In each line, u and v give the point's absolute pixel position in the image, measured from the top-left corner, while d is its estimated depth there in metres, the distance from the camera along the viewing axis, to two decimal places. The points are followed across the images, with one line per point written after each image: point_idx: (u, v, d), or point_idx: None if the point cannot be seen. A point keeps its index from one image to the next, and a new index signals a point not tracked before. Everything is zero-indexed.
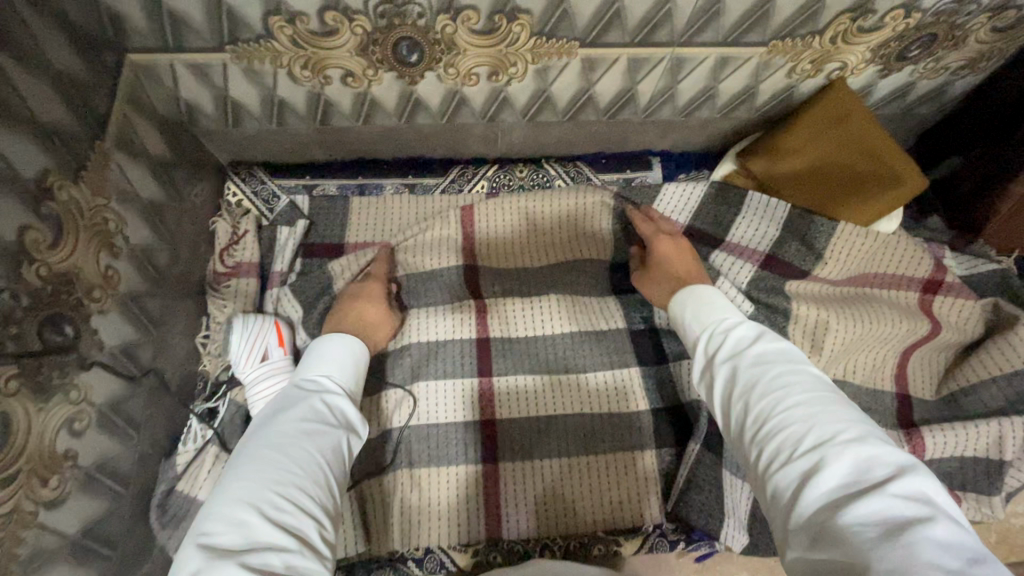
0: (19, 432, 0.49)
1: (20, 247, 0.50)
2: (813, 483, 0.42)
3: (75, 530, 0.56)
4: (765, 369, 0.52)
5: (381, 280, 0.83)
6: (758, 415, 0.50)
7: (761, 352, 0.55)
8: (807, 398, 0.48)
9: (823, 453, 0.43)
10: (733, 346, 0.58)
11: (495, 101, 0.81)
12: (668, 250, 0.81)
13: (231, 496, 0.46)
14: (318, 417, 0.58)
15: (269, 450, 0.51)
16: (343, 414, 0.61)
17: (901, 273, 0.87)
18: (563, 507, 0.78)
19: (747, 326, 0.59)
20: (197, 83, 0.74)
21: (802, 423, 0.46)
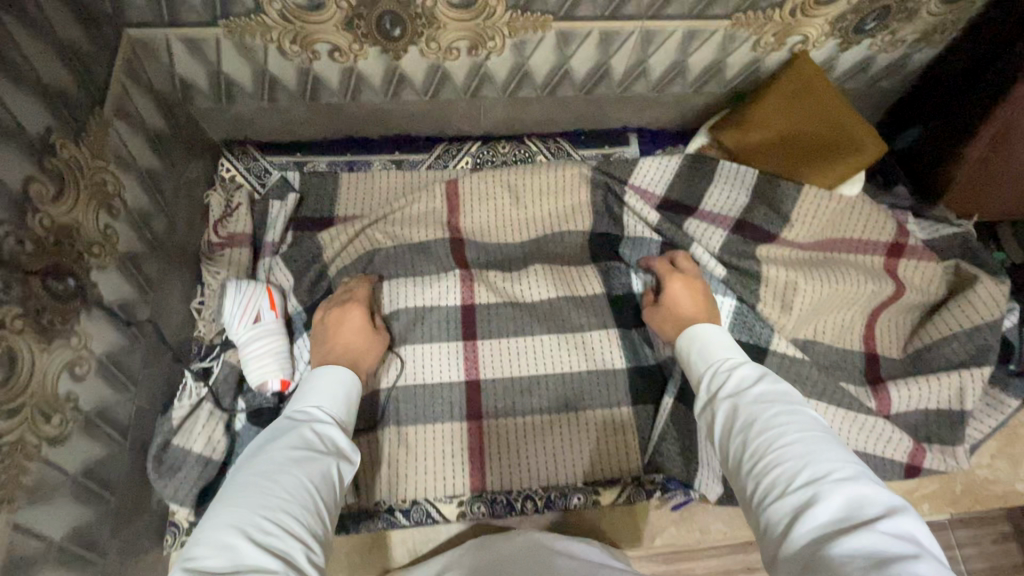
0: (25, 368, 0.53)
1: (25, 196, 0.54)
2: (805, 516, 0.42)
3: (75, 471, 0.59)
4: (765, 407, 0.53)
5: (362, 306, 0.81)
6: (755, 449, 0.50)
7: (762, 390, 0.56)
8: (805, 435, 0.49)
9: (816, 488, 0.44)
10: (736, 382, 0.59)
11: (476, 76, 0.86)
12: (684, 297, 0.80)
13: (219, 519, 0.44)
14: (309, 444, 0.56)
15: (261, 477, 0.50)
16: (335, 441, 0.59)
17: (866, 237, 0.91)
18: (544, 460, 0.82)
19: (750, 366, 0.60)
20: (192, 58, 0.78)
21: (797, 459, 0.47)
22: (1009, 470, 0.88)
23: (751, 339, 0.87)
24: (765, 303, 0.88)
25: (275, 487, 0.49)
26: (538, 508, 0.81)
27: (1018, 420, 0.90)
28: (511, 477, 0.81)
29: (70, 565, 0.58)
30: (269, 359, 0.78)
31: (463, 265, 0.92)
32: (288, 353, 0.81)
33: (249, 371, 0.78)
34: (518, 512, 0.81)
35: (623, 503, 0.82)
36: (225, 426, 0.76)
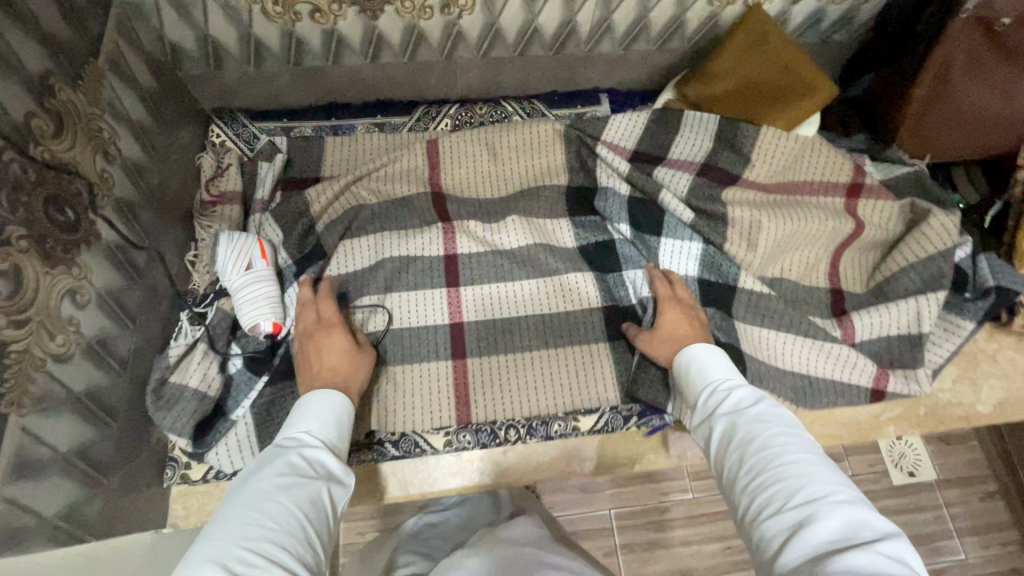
0: (30, 285, 0.57)
1: (27, 129, 0.58)
2: (803, 532, 0.47)
3: (79, 391, 0.62)
4: (765, 428, 0.59)
5: (339, 327, 0.79)
6: (754, 466, 0.56)
7: (760, 412, 0.62)
8: (804, 459, 0.54)
9: (814, 507, 0.49)
10: (736, 403, 0.65)
11: (451, 35, 0.91)
12: (677, 320, 0.82)
13: (222, 548, 0.47)
14: (299, 469, 0.58)
15: (244, 508, 0.51)
16: (326, 465, 0.60)
17: (825, 178, 0.96)
18: (526, 393, 0.86)
19: (748, 390, 0.66)
20: (181, 22, 0.83)
21: (796, 479, 0.52)
22: (972, 394, 0.92)
23: (718, 278, 0.93)
24: (731, 242, 0.93)
25: (261, 516, 0.51)
26: (521, 437, 0.85)
27: (978, 347, 0.95)
28: (496, 409, 0.84)
29: (76, 480, 0.62)
30: (260, 303, 0.82)
31: (445, 218, 0.97)
32: (279, 299, 0.85)
33: (242, 314, 0.82)
34: (501, 442, 0.85)
35: (602, 430, 0.86)
36: (220, 366, 0.81)
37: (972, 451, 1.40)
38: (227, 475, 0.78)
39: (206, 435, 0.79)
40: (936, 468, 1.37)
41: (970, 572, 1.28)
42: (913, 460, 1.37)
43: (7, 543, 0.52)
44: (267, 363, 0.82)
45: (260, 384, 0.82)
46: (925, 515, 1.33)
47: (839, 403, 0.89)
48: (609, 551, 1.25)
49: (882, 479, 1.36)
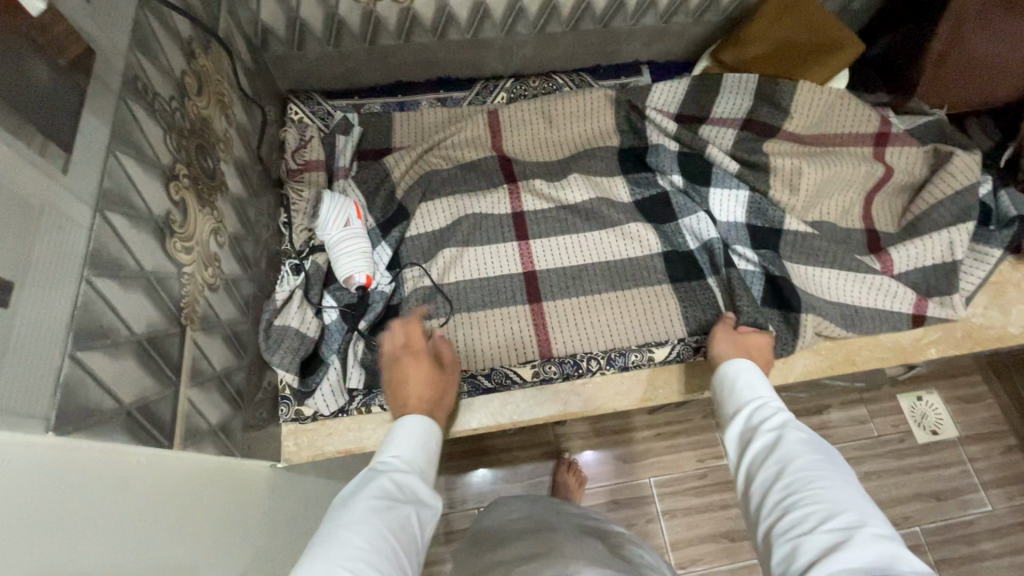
0: (191, 218, 0.64)
1: (182, 84, 0.66)
2: (840, 556, 0.49)
3: (223, 318, 0.69)
4: (804, 455, 0.61)
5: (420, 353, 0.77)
6: (789, 487, 0.58)
7: (798, 438, 0.63)
8: (837, 488, 0.56)
9: (847, 535, 0.51)
10: (779, 422, 0.67)
11: (512, 12, 1.00)
12: (756, 347, 0.84)
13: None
14: (392, 496, 0.56)
15: (340, 535, 0.50)
16: (415, 490, 0.59)
17: (853, 130, 1.05)
18: (599, 329, 0.94)
19: (785, 414, 0.68)
20: (276, 4, 0.92)
21: (836, 504, 0.54)
22: (1002, 317, 1.00)
23: (765, 223, 1.00)
24: (776, 189, 1.01)
25: (356, 544, 0.49)
26: (600, 367, 0.91)
27: (1003, 278, 1.03)
28: (574, 343, 0.93)
29: (224, 398, 0.68)
30: (356, 256, 0.89)
31: (511, 179, 1.05)
32: (371, 255, 0.92)
33: (339, 267, 0.88)
34: (581, 373, 0.90)
35: (673, 360, 0.92)
36: (316, 314, 0.87)
37: (990, 409, 1.47)
38: (326, 415, 0.84)
39: (311, 374, 0.86)
40: (958, 425, 1.44)
41: (997, 522, 1.35)
42: (936, 419, 1.45)
43: (190, 437, 0.59)
44: (363, 312, 0.89)
45: (355, 334, 0.88)
46: (952, 469, 1.40)
47: (884, 328, 0.96)
48: (655, 517, 1.31)
49: (908, 437, 1.43)
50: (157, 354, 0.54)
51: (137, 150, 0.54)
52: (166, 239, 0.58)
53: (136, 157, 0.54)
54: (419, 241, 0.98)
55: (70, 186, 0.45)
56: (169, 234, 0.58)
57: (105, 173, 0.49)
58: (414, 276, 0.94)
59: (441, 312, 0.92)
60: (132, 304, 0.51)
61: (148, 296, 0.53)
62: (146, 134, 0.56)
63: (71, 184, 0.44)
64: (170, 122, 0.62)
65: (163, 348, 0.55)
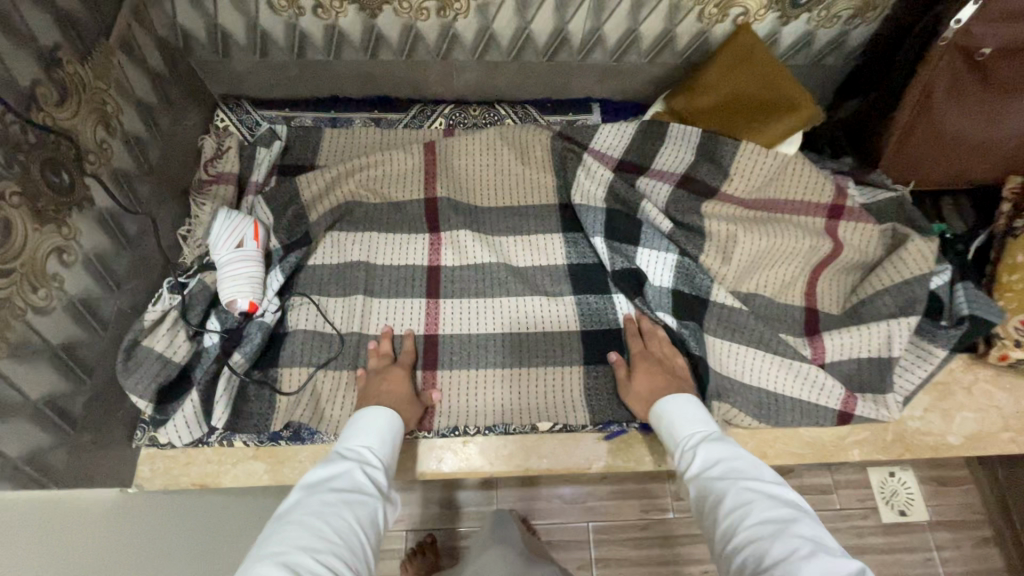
0: (18, 237, 0.61)
1: (32, 94, 0.63)
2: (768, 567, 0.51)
3: (56, 342, 0.66)
4: (772, 500, 0.58)
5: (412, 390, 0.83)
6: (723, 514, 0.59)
7: (762, 480, 0.61)
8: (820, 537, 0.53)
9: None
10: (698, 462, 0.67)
11: (446, 37, 0.95)
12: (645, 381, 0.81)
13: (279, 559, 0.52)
14: (358, 487, 0.63)
15: (309, 517, 0.57)
16: (377, 483, 0.66)
17: (807, 198, 0.96)
18: (491, 406, 0.87)
19: (732, 448, 0.67)
20: (192, 10, 0.88)
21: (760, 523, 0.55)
22: (942, 423, 0.90)
23: (692, 290, 0.93)
24: (708, 256, 0.94)
25: (325, 527, 0.56)
26: (480, 429, 0.86)
27: (953, 377, 0.93)
28: (460, 418, 0.86)
29: (45, 426, 0.65)
30: (242, 281, 0.85)
31: (434, 228, 0.97)
32: (261, 281, 0.88)
33: (223, 290, 0.85)
34: (460, 433, 0.86)
35: (559, 431, 0.87)
36: (190, 337, 0.83)
37: (968, 494, 1.28)
38: (181, 445, 0.81)
39: (171, 400, 0.81)
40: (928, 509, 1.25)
41: None
42: (905, 497, 1.27)
43: None
44: (239, 343, 0.84)
45: (227, 368, 0.82)
46: (911, 558, 1.22)
47: (804, 422, 0.88)
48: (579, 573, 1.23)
49: (870, 514, 1.25)
50: None
51: None
52: None
53: None
54: (319, 271, 0.93)
55: None
56: None
57: None
58: (304, 309, 0.90)
59: (325, 355, 0.87)
60: None
61: None
62: None
63: None
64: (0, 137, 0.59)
65: None
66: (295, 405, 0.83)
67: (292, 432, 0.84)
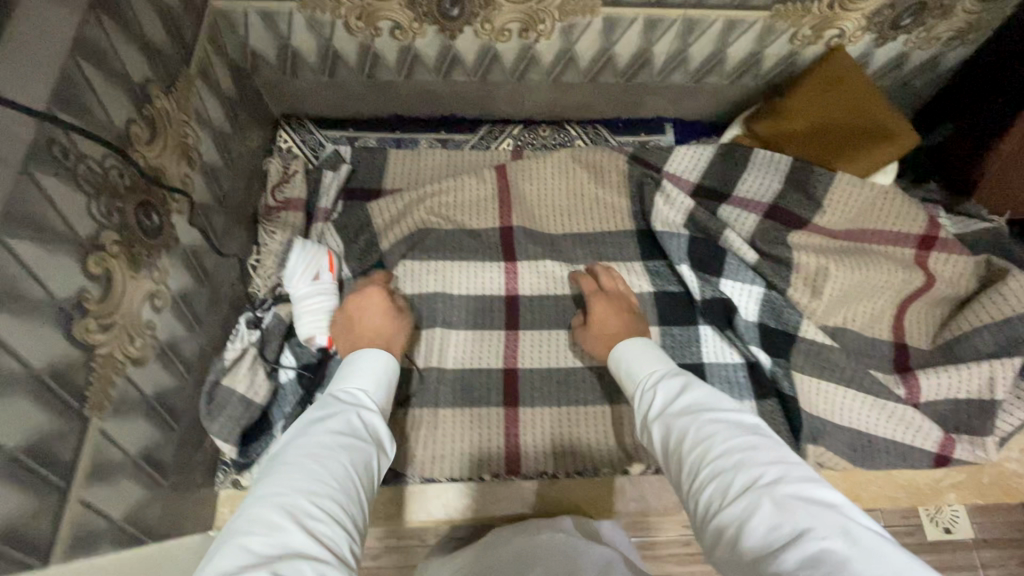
0: (116, 289, 0.57)
1: (127, 135, 0.59)
2: (748, 524, 0.45)
3: (148, 392, 0.63)
4: (733, 432, 0.53)
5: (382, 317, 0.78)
6: (693, 459, 0.53)
7: (721, 411, 0.56)
8: (788, 463, 0.49)
9: (835, 536, 0.42)
10: (661, 402, 0.61)
11: (524, 59, 0.91)
12: (608, 313, 0.82)
13: (269, 500, 0.46)
14: (354, 431, 0.56)
15: (305, 457, 0.50)
16: (374, 427, 0.59)
17: (896, 228, 0.92)
18: (578, 446, 0.84)
19: (689, 379, 0.62)
20: (265, 31, 0.84)
21: (734, 469, 0.49)
22: None
23: (778, 324, 0.90)
24: (796, 289, 0.91)
25: (320, 469, 0.49)
26: (568, 471, 0.83)
27: None
28: (548, 460, 0.83)
29: (141, 480, 0.63)
30: (318, 317, 0.81)
31: (509, 257, 0.95)
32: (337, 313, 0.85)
33: (300, 325, 0.81)
34: (548, 475, 0.82)
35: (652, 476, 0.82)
36: (268, 374, 0.81)
37: None
38: None
39: (252, 441, 0.79)
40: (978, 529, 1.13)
41: None
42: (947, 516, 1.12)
43: (82, 542, 0.53)
44: (318, 381, 0.82)
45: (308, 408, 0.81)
46: None
47: (899, 465, 0.85)
48: None
49: (916, 531, 1.04)
50: (41, 465, 0.48)
51: (43, 229, 0.48)
52: (74, 325, 0.51)
53: (40, 237, 0.48)
54: None
55: None
56: (79, 316, 0.52)
57: None
58: None
59: (406, 392, 0.85)
60: (9, 415, 0.45)
61: (37, 399, 0.47)
62: (59, 206, 0.50)
63: None
64: (100, 185, 0.55)
65: (52, 453, 0.49)
66: None
67: None
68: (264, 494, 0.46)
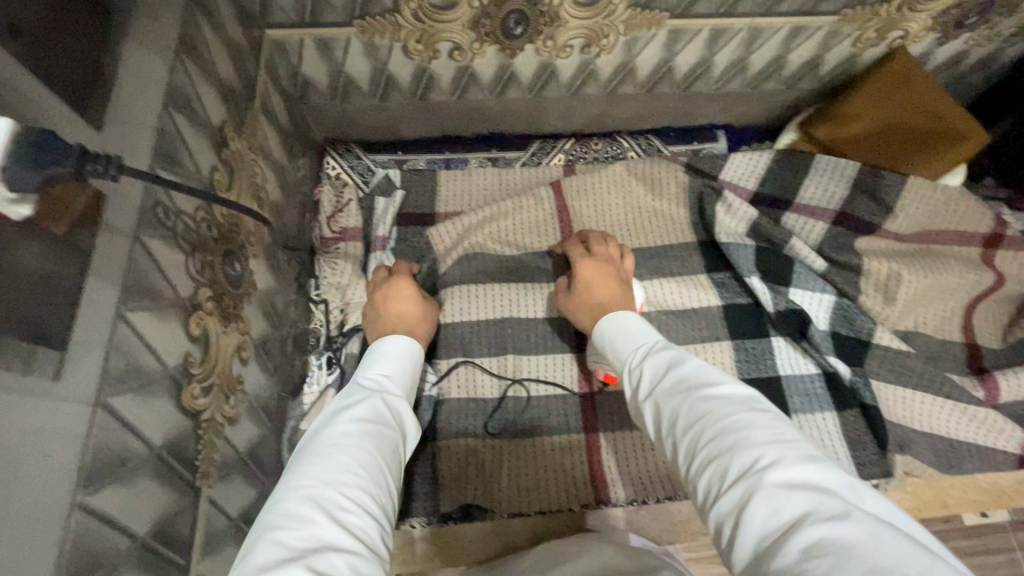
0: (213, 348, 0.54)
1: (212, 182, 0.56)
2: (747, 521, 0.37)
3: (243, 449, 0.60)
4: (726, 406, 0.44)
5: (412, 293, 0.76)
6: (687, 439, 0.44)
7: (714, 381, 0.47)
8: (785, 440, 0.41)
9: (841, 521, 0.34)
10: (645, 372, 0.53)
11: (582, 73, 0.88)
12: (596, 281, 0.74)
13: (300, 492, 0.41)
14: (379, 414, 0.51)
15: (334, 446, 0.45)
16: (400, 412, 0.54)
17: (963, 230, 0.91)
18: (665, 472, 0.81)
19: (675, 348, 0.53)
20: (319, 58, 0.80)
21: (729, 452, 0.41)
22: None
23: (851, 332, 0.88)
24: (867, 296, 0.89)
25: (348, 458, 0.44)
26: (659, 497, 0.80)
27: None
28: (635, 486, 0.80)
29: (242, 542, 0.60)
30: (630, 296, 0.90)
31: None
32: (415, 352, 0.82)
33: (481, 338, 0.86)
34: (639, 503, 0.79)
35: None
36: None
37: None
38: None
39: None
40: None
41: None
42: None
43: None
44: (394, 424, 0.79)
45: None
46: None
47: (984, 469, 0.84)
48: None
49: None
50: (164, 546, 0.46)
51: (154, 298, 0.45)
52: (183, 394, 0.48)
53: (153, 306, 0.44)
54: (459, 329, 0.87)
55: (63, 394, 0.35)
56: (187, 384, 0.49)
57: (114, 348, 0.40)
58: (455, 374, 0.85)
59: (481, 421, 0.82)
60: (137, 500, 0.42)
61: (158, 478, 0.44)
62: (164, 269, 0.46)
63: (68, 391, 0.35)
64: (195, 240, 0.52)
65: (174, 533, 0.47)
66: (460, 485, 0.79)
67: (462, 513, 0.79)
68: (294, 484, 0.41)
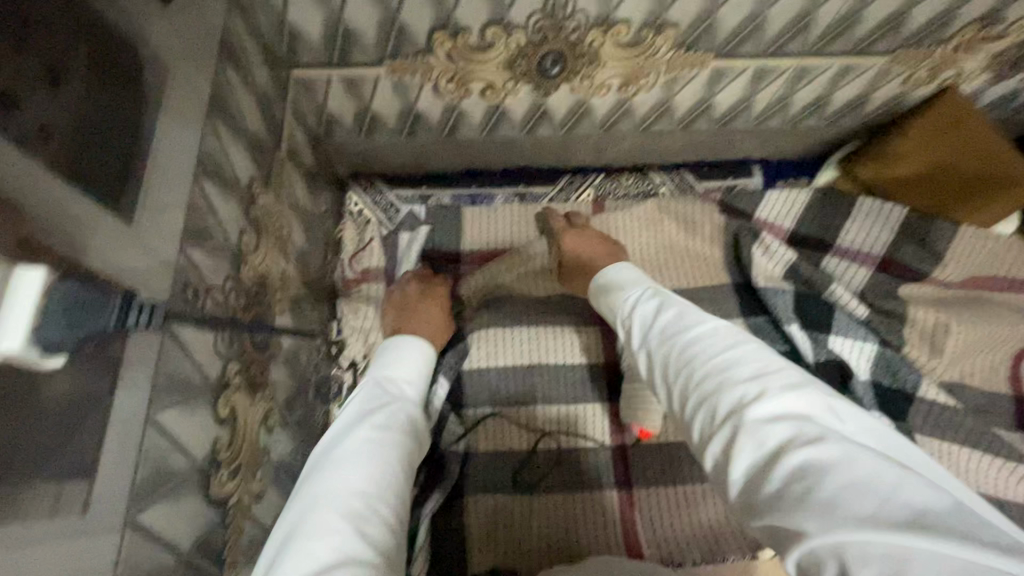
0: (241, 425, 0.51)
1: (240, 247, 0.53)
2: (737, 457, 0.38)
3: (268, 523, 0.57)
4: (709, 344, 0.45)
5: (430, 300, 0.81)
6: (675, 378, 0.45)
7: (694, 317, 0.48)
8: (769, 371, 0.42)
9: (826, 450, 0.35)
10: (631, 315, 0.54)
11: (618, 111, 0.85)
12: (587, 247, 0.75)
13: (322, 503, 0.44)
14: (390, 418, 0.54)
15: (351, 456, 0.48)
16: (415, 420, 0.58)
17: (1016, 277, 0.86)
18: (703, 534, 0.76)
19: (658, 292, 0.54)
20: (346, 96, 0.77)
21: (715, 386, 0.42)
22: None
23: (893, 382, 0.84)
24: (912, 346, 0.86)
25: (368, 469, 0.47)
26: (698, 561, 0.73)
27: None
28: (671, 548, 0.75)
29: None
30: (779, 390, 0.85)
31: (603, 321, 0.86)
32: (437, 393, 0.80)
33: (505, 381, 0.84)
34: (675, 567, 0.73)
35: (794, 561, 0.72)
36: None
37: None
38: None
39: None
40: None
41: None
42: None
43: None
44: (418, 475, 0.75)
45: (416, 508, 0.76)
46: None
47: None
48: None
49: None
50: None
51: (183, 388, 0.42)
52: (211, 484, 0.45)
53: (181, 400, 0.41)
54: (486, 376, 0.84)
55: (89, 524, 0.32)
56: (215, 472, 0.46)
57: (142, 459, 0.36)
58: (484, 425, 0.82)
59: (511, 474, 0.79)
60: None
61: None
62: (193, 354, 0.43)
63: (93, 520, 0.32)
64: (223, 313, 0.49)
65: None
66: (487, 542, 0.76)
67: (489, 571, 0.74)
68: (317, 495, 0.45)
